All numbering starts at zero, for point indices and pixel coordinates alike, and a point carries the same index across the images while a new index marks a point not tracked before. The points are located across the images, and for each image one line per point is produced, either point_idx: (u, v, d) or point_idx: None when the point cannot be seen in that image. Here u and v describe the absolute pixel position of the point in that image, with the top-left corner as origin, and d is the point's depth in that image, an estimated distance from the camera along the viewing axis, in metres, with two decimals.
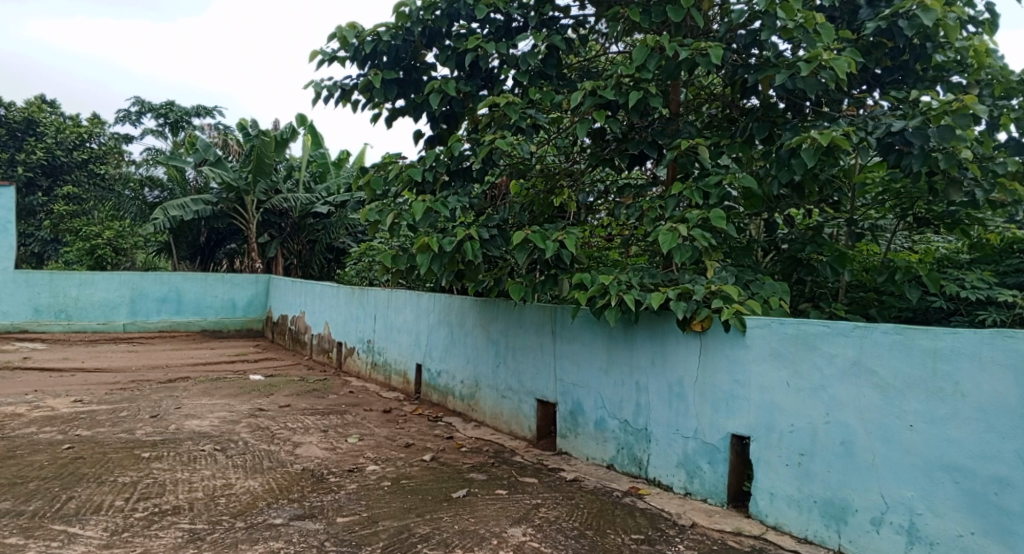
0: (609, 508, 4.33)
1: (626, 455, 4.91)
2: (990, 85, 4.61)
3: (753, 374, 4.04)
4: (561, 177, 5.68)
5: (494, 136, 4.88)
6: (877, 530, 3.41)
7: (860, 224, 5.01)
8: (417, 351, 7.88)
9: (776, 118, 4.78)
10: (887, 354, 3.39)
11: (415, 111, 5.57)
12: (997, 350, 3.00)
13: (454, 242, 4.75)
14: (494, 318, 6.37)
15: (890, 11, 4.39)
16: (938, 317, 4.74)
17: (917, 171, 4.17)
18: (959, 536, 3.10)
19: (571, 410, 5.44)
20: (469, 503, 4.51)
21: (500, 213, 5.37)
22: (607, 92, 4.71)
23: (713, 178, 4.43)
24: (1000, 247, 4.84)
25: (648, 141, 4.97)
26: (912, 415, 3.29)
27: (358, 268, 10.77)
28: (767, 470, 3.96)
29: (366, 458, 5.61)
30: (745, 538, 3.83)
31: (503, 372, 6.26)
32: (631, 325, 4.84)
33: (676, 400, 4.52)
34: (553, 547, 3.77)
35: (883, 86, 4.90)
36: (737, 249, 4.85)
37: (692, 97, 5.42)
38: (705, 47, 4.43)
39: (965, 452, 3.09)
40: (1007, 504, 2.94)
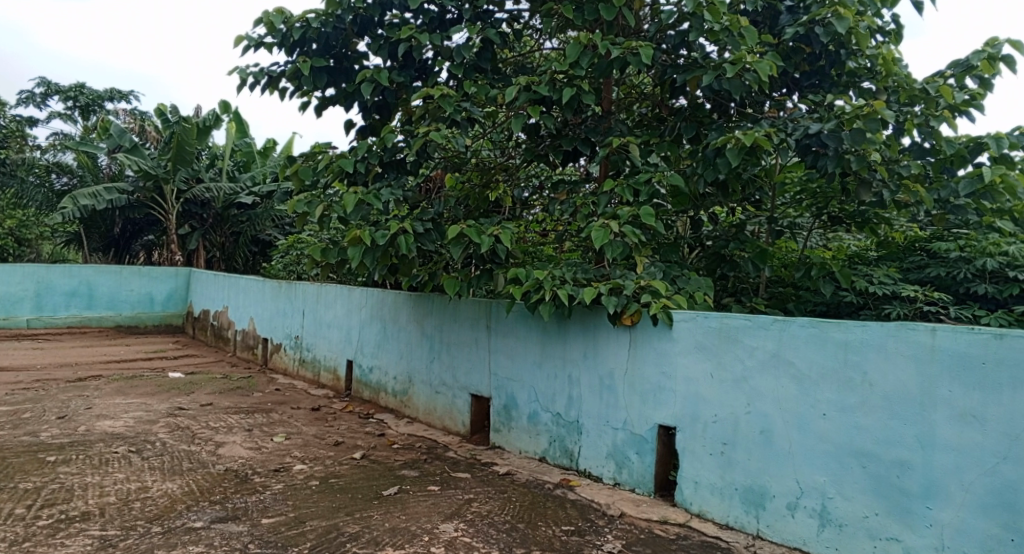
0: (540, 501, 4.38)
1: (558, 447, 4.98)
2: (897, 92, 4.86)
3: (680, 366, 4.17)
4: (496, 172, 5.69)
5: (428, 128, 4.84)
6: (793, 514, 3.59)
7: (779, 222, 5.25)
8: (348, 346, 7.73)
9: (703, 119, 4.93)
10: (803, 346, 3.56)
11: (346, 101, 5.45)
12: (901, 341, 3.19)
13: (388, 235, 4.67)
14: (428, 313, 6.32)
15: (808, 17, 4.58)
16: (849, 312, 4.93)
17: (832, 171, 4.39)
18: (865, 517, 3.29)
19: (505, 404, 5.46)
20: (400, 500, 4.46)
21: (434, 207, 5.32)
22: (541, 88, 4.73)
23: (643, 176, 4.51)
24: (904, 245, 5.18)
25: (581, 138, 5.04)
26: (825, 404, 3.47)
27: (284, 261, 10.46)
28: (691, 459, 4.10)
29: (293, 457, 5.47)
30: (670, 526, 3.95)
31: (437, 368, 6.22)
32: (564, 319, 4.90)
33: (607, 393, 4.61)
34: (484, 541, 3.78)
35: (801, 90, 5.14)
36: (664, 245, 4.93)
37: (623, 95, 5.52)
38: (636, 47, 4.51)
39: (871, 438, 3.28)
40: (908, 486, 3.14)
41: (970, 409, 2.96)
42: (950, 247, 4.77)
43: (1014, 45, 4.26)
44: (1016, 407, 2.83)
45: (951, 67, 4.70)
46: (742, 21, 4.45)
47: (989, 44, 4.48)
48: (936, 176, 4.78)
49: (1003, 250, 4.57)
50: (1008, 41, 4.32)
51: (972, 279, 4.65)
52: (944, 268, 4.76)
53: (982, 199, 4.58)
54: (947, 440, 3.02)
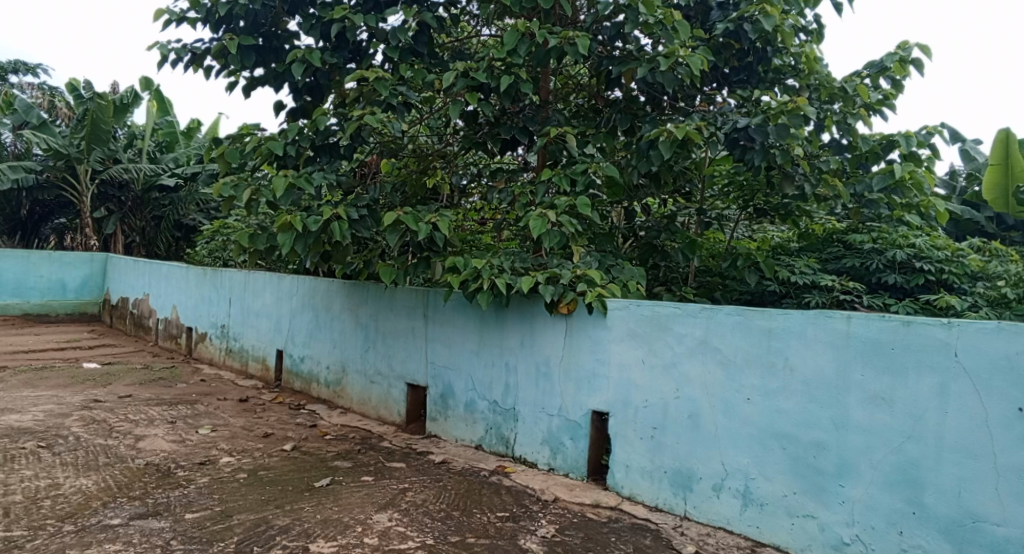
0: (476, 488, 4.40)
1: (494, 435, 5.01)
2: (819, 89, 5.03)
3: (613, 353, 4.25)
4: (433, 158, 5.63)
5: (363, 112, 4.73)
6: (718, 495, 3.74)
7: (708, 213, 5.43)
8: (278, 336, 7.51)
9: (637, 111, 5.00)
10: (729, 333, 3.70)
11: (275, 81, 5.24)
12: (820, 328, 3.35)
13: (320, 221, 4.55)
14: (363, 302, 6.21)
15: (737, 14, 4.70)
16: (772, 300, 5.16)
17: (758, 164, 4.56)
18: (784, 496, 3.47)
19: (441, 393, 5.45)
20: (332, 491, 4.39)
21: (370, 193, 5.24)
22: (480, 75, 4.69)
23: (580, 166, 4.56)
24: (822, 237, 5.40)
25: (519, 127, 5.04)
26: (749, 389, 3.61)
27: (209, 247, 10.06)
28: (623, 443, 4.21)
29: (220, 449, 5.29)
30: (602, 509, 4.05)
31: (372, 357, 6.13)
32: (501, 308, 4.91)
33: (544, 380, 4.66)
34: (419, 530, 3.77)
35: (730, 85, 5.28)
36: (600, 235, 5.01)
37: (560, 86, 5.57)
38: (573, 37, 4.54)
39: (791, 421, 3.44)
40: (823, 466, 3.32)
41: (880, 392, 3.14)
42: (864, 239, 5.05)
43: (923, 49, 4.53)
44: (920, 390, 3.02)
45: (867, 68, 4.95)
46: (675, 15, 4.53)
47: (901, 47, 4.73)
48: (853, 171, 5.05)
49: (910, 243, 4.92)
50: (918, 45, 4.58)
51: (884, 269, 4.95)
52: (858, 259, 5.03)
53: (893, 194, 4.95)
54: (859, 421, 3.21)
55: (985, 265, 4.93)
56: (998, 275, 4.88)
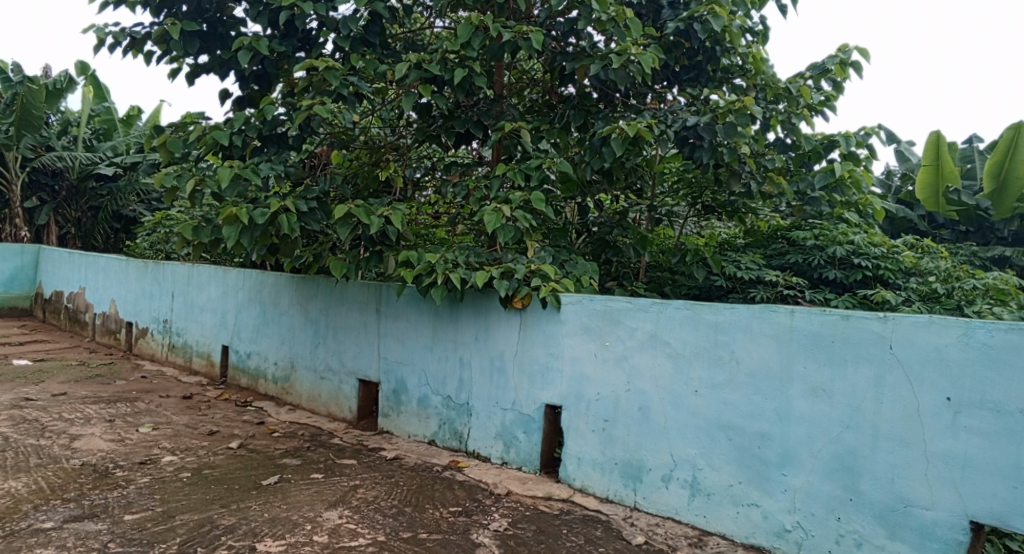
0: (428, 483, 4.38)
1: (447, 430, 4.99)
2: (764, 89, 5.17)
3: (566, 347, 4.29)
4: (386, 151, 5.56)
5: (313, 101, 4.62)
6: (666, 485, 3.82)
7: (659, 209, 5.54)
8: (223, 331, 7.31)
9: (591, 108, 5.04)
10: (678, 327, 3.77)
11: (221, 69, 5.08)
12: (764, 322, 3.45)
13: (268, 214, 4.43)
14: (313, 296, 6.09)
15: (687, 13, 4.78)
16: (719, 295, 5.29)
17: (706, 162, 4.66)
18: (730, 485, 3.57)
19: (393, 388, 5.40)
20: (281, 489, 4.30)
21: (320, 185, 5.15)
22: (433, 67, 4.65)
23: (534, 161, 4.57)
24: (767, 233, 5.58)
25: (473, 120, 5.02)
26: (697, 381, 3.69)
27: (150, 239, 9.70)
28: (575, 436, 4.25)
29: (162, 448, 5.12)
30: (555, 502, 4.09)
31: (322, 353, 6.02)
32: (456, 303, 4.89)
33: (497, 374, 4.66)
34: (370, 527, 3.73)
35: (680, 83, 5.35)
36: (554, 231, 5.03)
37: (514, 80, 5.53)
38: (526, 31, 4.54)
39: (737, 412, 3.54)
40: (767, 456, 3.43)
41: (820, 384, 3.26)
42: (806, 236, 5.21)
43: (862, 52, 4.70)
44: (858, 381, 3.14)
45: (810, 69, 5.10)
46: (628, 12, 4.55)
47: (841, 49, 4.90)
48: (796, 169, 5.20)
49: (849, 240, 5.11)
50: (857, 49, 4.75)
51: (824, 265, 5.13)
52: (801, 255, 5.21)
53: (834, 192, 5.13)
54: (801, 412, 3.32)
55: (917, 262, 5.17)
56: (929, 271, 5.12)
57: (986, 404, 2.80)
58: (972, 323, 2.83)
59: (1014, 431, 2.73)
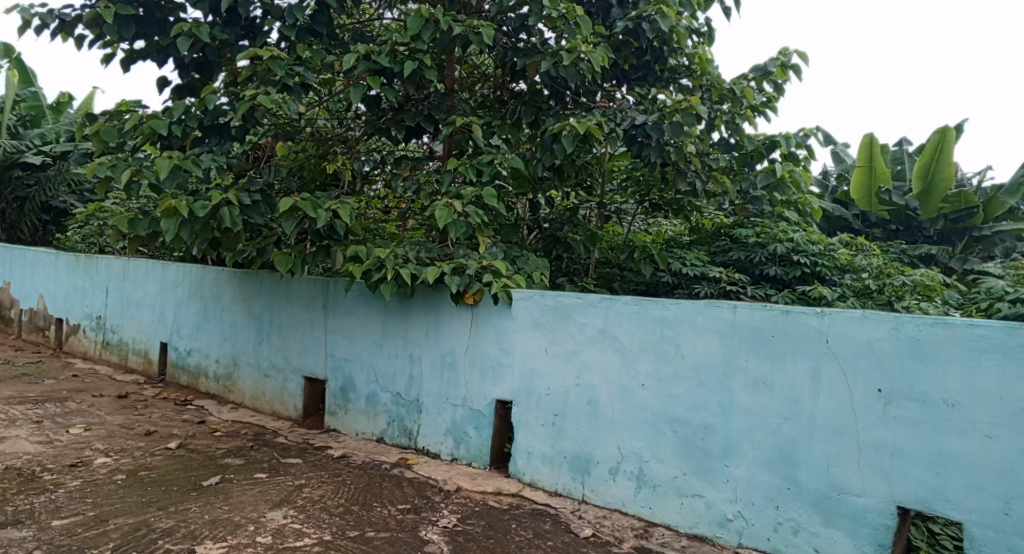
0: (376, 481, 4.33)
1: (397, 427, 4.95)
2: (710, 89, 5.28)
3: (517, 342, 4.30)
4: (334, 143, 5.46)
5: (257, 91, 4.48)
6: (614, 477, 3.88)
7: (608, 207, 5.61)
8: (161, 328, 7.05)
9: (542, 104, 5.05)
10: (626, 322, 3.82)
11: (159, 55, 4.88)
12: (709, 317, 3.53)
13: (209, 207, 4.28)
14: (257, 292, 5.93)
15: (635, 13, 4.84)
16: (665, 291, 5.39)
17: (654, 161, 4.73)
18: (675, 477, 3.65)
19: (341, 386, 5.31)
20: (222, 490, 4.17)
21: (265, 177, 5.01)
22: (382, 59, 4.57)
23: (486, 157, 4.56)
24: (711, 231, 5.72)
25: (424, 114, 4.97)
26: (644, 375, 3.76)
27: (82, 232, 9.26)
28: (525, 431, 4.27)
29: (94, 450, 4.90)
30: (504, 497, 4.10)
31: (266, 350, 5.87)
32: (406, 299, 4.84)
33: (448, 370, 4.64)
34: (316, 527, 3.66)
35: (629, 82, 5.42)
36: (506, 227, 5.03)
37: (465, 74, 5.50)
38: (477, 26, 4.51)
39: (682, 405, 3.62)
40: (710, 447, 3.52)
41: (761, 377, 3.36)
42: (748, 233, 5.37)
43: (801, 56, 4.87)
44: (797, 374, 3.26)
45: (752, 71, 5.24)
46: (577, 10, 4.59)
47: (782, 52, 5.06)
48: (739, 169, 5.31)
49: (789, 238, 5.29)
50: (797, 52, 4.93)
51: (765, 262, 5.29)
52: (744, 252, 5.36)
53: (774, 191, 5.30)
54: (742, 404, 3.42)
55: (852, 259, 5.37)
56: (862, 268, 5.33)
57: (913, 395, 2.94)
58: (902, 318, 2.96)
59: (937, 420, 2.88)
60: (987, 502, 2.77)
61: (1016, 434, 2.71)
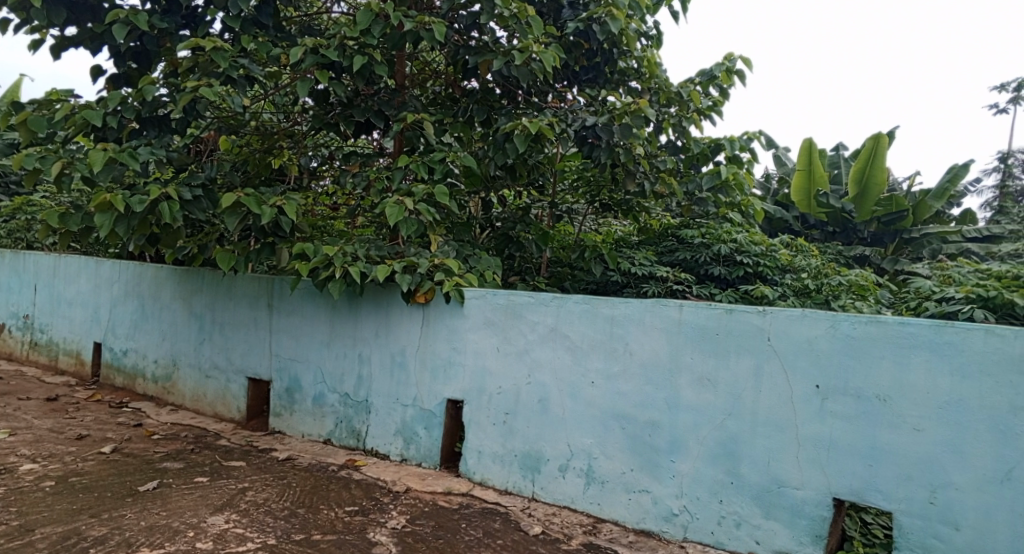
0: (323, 483, 4.24)
1: (344, 428, 4.86)
2: (658, 92, 5.36)
3: (468, 341, 4.28)
4: (279, 137, 5.31)
5: (198, 83, 4.33)
6: (563, 475, 3.91)
7: (559, 207, 5.65)
8: (94, 327, 6.75)
9: (494, 103, 5.04)
10: (577, 320, 3.86)
11: (92, 43, 4.66)
12: (657, 316, 3.59)
13: (146, 202, 4.10)
14: (198, 290, 5.73)
15: (586, 14, 4.87)
16: (614, 290, 5.44)
17: (604, 162, 4.78)
18: (623, 473, 3.70)
19: (286, 387, 5.19)
20: (159, 496, 4.02)
21: (207, 171, 4.85)
22: (331, 52, 4.49)
23: (437, 154, 4.54)
24: (659, 231, 5.83)
25: (374, 110, 4.89)
26: (593, 373, 3.80)
27: (7, 227, 8.78)
28: (476, 430, 4.26)
29: (20, 456, 4.65)
30: (454, 496, 4.07)
31: (208, 350, 5.68)
32: (355, 297, 4.77)
33: (398, 369, 4.59)
34: (259, 531, 3.56)
35: (580, 83, 5.43)
36: (458, 225, 5.00)
37: (416, 71, 5.45)
38: (429, 22, 4.45)
39: (630, 402, 3.67)
40: (657, 443, 3.58)
41: (706, 374, 3.43)
42: (694, 234, 5.50)
43: (745, 61, 5.00)
44: (740, 371, 3.34)
45: (699, 75, 5.35)
46: (529, 10, 4.59)
47: (727, 57, 5.18)
48: (686, 171, 5.44)
49: (733, 238, 5.45)
50: (741, 58, 5.04)
51: (710, 262, 5.42)
52: (689, 252, 5.48)
53: (719, 193, 5.42)
54: (688, 401, 3.48)
55: (792, 260, 5.54)
56: (802, 268, 5.47)
57: (848, 390, 3.06)
58: (838, 316, 3.08)
59: (870, 414, 3.00)
60: (914, 492, 2.91)
61: (941, 427, 2.85)
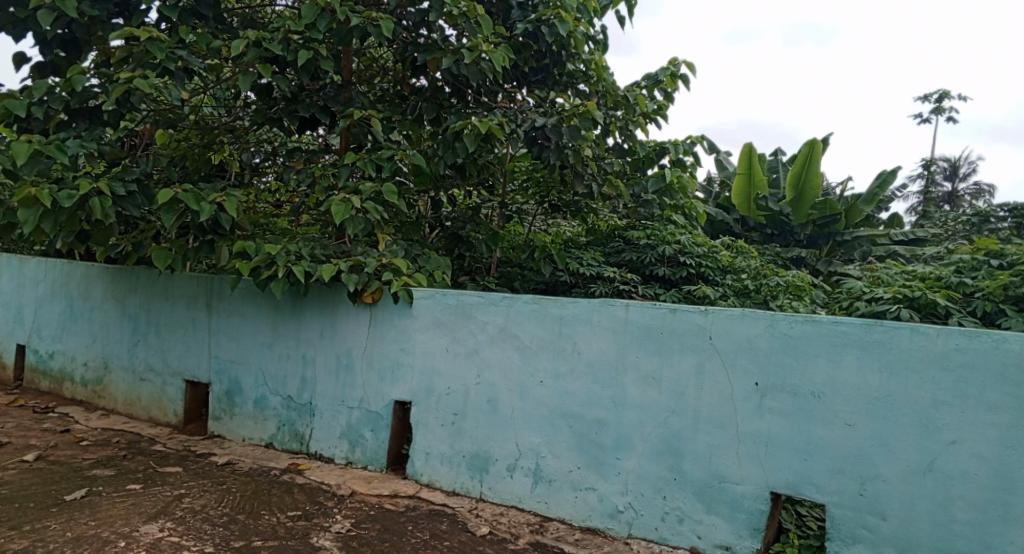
0: (264, 488, 4.13)
1: (287, 431, 4.74)
2: (605, 96, 5.43)
3: (416, 342, 4.24)
4: (220, 132, 5.15)
5: (132, 74, 4.14)
6: (511, 474, 3.91)
7: (509, 207, 5.66)
8: (18, 328, 6.40)
9: (443, 102, 5.01)
10: (526, 320, 3.86)
11: (15, 29, 4.40)
12: (604, 315, 3.64)
13: (75, 197, 3.90)
14: (131, 290, 5.50)
15: (535, 16, 4.89)
16: (563, 290, 5.50)
17: (553, 163, 4.81)
18: (569, 471, 3.73)
19: (226, 389, 5.02)
20: (88, 504, 3.84)
21: (141, 166, 4.65)
22: (274, 46, 4.37)
23: (385, 152, 4.47)
24: (606, 233, 5.90)
25: (319, 105, 4.77)
26: (541, 372, 3.82)
27: None
28: (423, 431, 4.23)
29: None
30: (400, 499, 4.03)
31: (142, 352, 5.45)
32: (299, 297, 4.65)
33: (344, 371, 4.50)
34: (196, 539, 3.44)
35: (529, 84, 5.43)
36: (407, 224, 4.95)
37: (363, 67, 5.38)
38: (376, 18, 4.39)
39: (578, 401, 3.70)
40: (603, 441, 3.63)
41: (651, 372, 3.49)
42: (640, 235, 5.59)
43: (689, 66, 5.11)
44: (683, 369, 3.41)
45: (644, 79, 5.44)
46: (478, 9, 4.57)
47: (671, 63, 5.29)
48: (632, 173, 5.54)
49: (677, 240, 5.54)
50: (685, 64, 5.16)
51: (655, 262, 5.52)
52: (635, 253, 5.57)
53: (664, 196, 5.53)
54: (634, 399, 3.54)
55: (732, 261, 5.66)
56: (742, 269, 5.60)
57: (786, 387, 3.17)
58: (776, 316, 3.18)
59: (806, 410, 3.11)
60: (846, 485, 3.03)
61: (870, 421, 2.98)
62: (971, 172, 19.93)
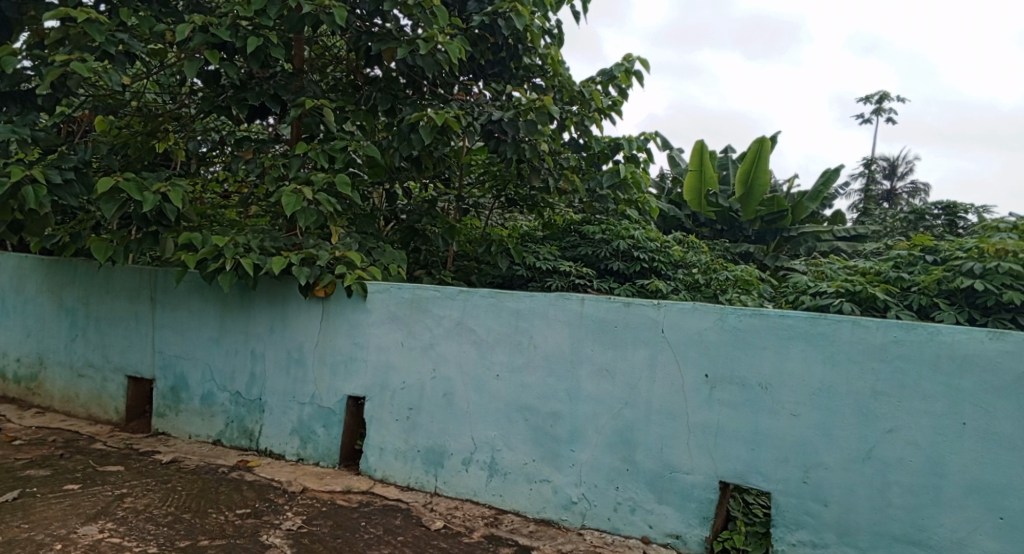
0: (211, 486, 4.02)
1: (236, 428, 4.62)
2: (561, 90, 5.42)
3: (370, 336, 4.18)
4: (164, 120, 4.98)
5: (69, 56, 3.95)
6: (466, 468, 3.90)
7: (465, 201, 5.64)
8: None
9: (398, 93, 4.93)
10: (481, 313, 3.85)
11: None
12: (560, 309, 3.65)
13: (7, 185, 3.71)
14: (69, 283, 5.27)
15: (491, 8, 4.87)
16: (519, 284, 5.50)
17: (509, 157, 4.81)
18: (524, 464, 3.74)
19: (171, 386, 4.86)
20: (22, 506, 3.67)
21: (79, 154, 4.46)
22: (221, 31, 4.23)
23: (338, 143, 4.38)
24: (562, 227, 5.93)
25: (269, 94, 4.66)
26: (497, 366, 3.81)
27: None
28: (377, 426, 4.18)
29: None
30: (353, 495, 3.97)
31: (80, 347, 5.23)
32: (248, 291, 4.53)
33: (295, 366, 4.41)
34: (139, 539, 3.33)
35: (485, 78, 5.43)
36: (360, 216, 4.87)
37: (315, 56, 5.26)
38: (329, 5, 4.27)
39: (534, 394, 3.71)
40: (558, 434, 3.65)
41: (606, 365, 3.53)
42: (595, 230, 5.63)
43: (643, 63, 5.17)
44: (637, 362, 3.46)
45: (599, 74, 5.48)
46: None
47: (626, 59, 5.34)
48: (587, 168, 5.57)
49: (630, 234, 5.57)
50: (639, 60, 5.21)
51: (609, 257, 5.59)
52: (590, 247, 5.62)
53: (618, 191, 5.57)
54: (589, 392, 3.57)
55: (684, 256, 5.74)
56: (693, 263, 5.70)
57: (735, 379, 3.24)
58: (726, 309, 3.25)
59: (754, 401, 3.19)
60: (791, 473, 3.12)
61: (815, 411, 3.07)
62: (909, 171, 20.72)
